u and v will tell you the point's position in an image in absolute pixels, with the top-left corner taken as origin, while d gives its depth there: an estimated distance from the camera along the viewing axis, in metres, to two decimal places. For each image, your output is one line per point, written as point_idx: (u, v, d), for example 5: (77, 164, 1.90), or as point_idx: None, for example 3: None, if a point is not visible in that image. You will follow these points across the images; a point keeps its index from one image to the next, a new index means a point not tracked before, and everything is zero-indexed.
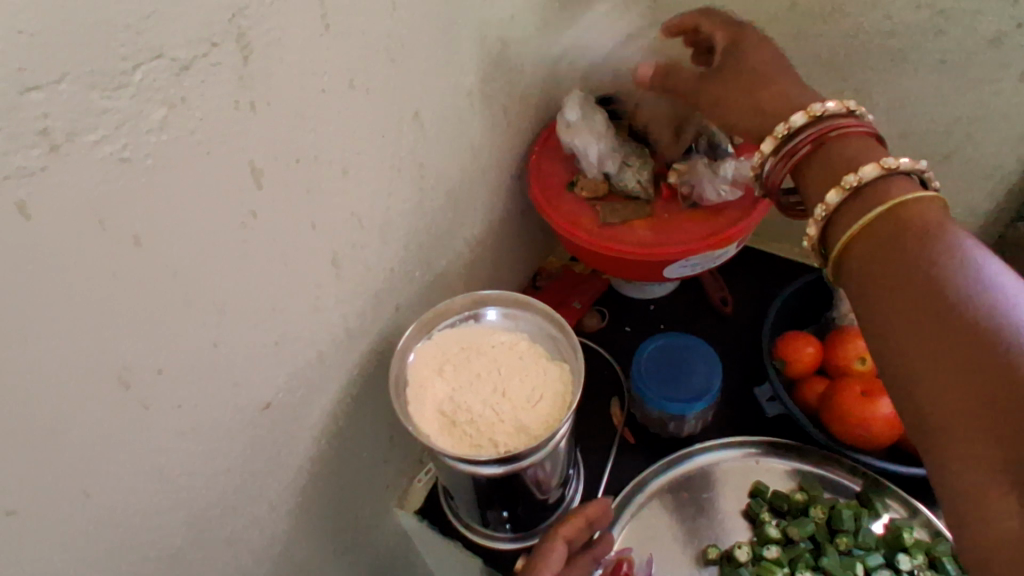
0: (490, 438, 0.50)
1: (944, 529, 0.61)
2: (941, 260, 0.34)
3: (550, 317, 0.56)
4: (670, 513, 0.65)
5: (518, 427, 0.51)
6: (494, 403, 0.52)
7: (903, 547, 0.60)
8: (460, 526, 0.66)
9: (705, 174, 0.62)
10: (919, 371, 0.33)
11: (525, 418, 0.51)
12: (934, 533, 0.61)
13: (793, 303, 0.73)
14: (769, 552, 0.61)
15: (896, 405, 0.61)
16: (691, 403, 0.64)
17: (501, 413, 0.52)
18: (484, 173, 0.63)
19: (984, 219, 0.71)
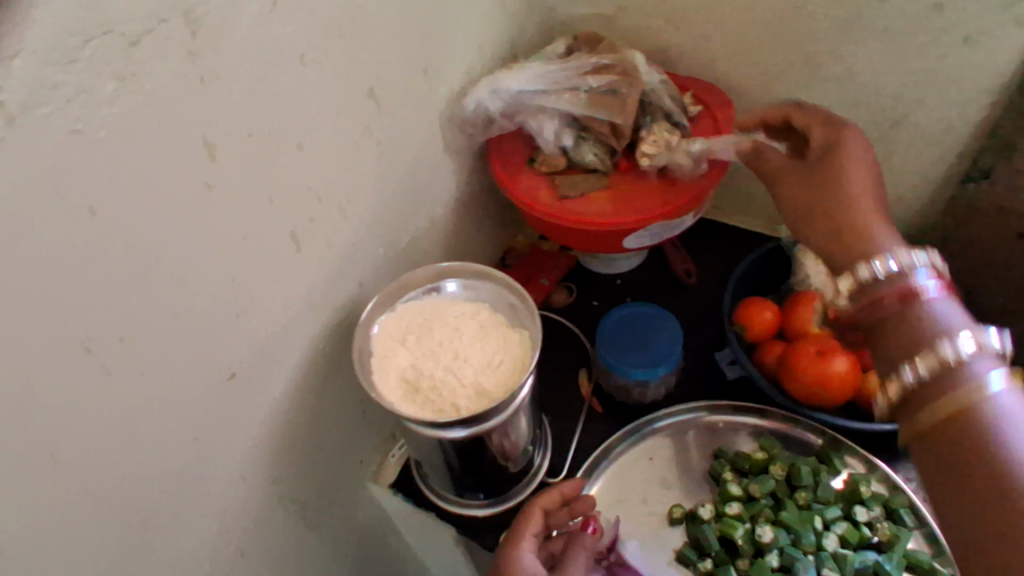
0: (452, 403, 0.52)
1: (901, 482, 0.64)
2: (978, 460, 0.39)
3: (510, 286, 0.58)
4: (637, 477, 0.67)
5: (479, 391, 0.53)
6: (455, 369, 0.54)
7: (860, 500, 0.62)
8: (432, 496, 0.67)
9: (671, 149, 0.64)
10: (968, 523, 0.39)
11: (487, 383, 0.53)
12: (891, 486, 0.64)
13: (754, 271, 0.75)
14: (730, 509, 0.63)
15: (851, 362, 0.63)
16: (655, 368, 0.67)
17: (463, 378, 0.53)
18: (445, 151, 0.65)
19: (939, 181, 0.70)
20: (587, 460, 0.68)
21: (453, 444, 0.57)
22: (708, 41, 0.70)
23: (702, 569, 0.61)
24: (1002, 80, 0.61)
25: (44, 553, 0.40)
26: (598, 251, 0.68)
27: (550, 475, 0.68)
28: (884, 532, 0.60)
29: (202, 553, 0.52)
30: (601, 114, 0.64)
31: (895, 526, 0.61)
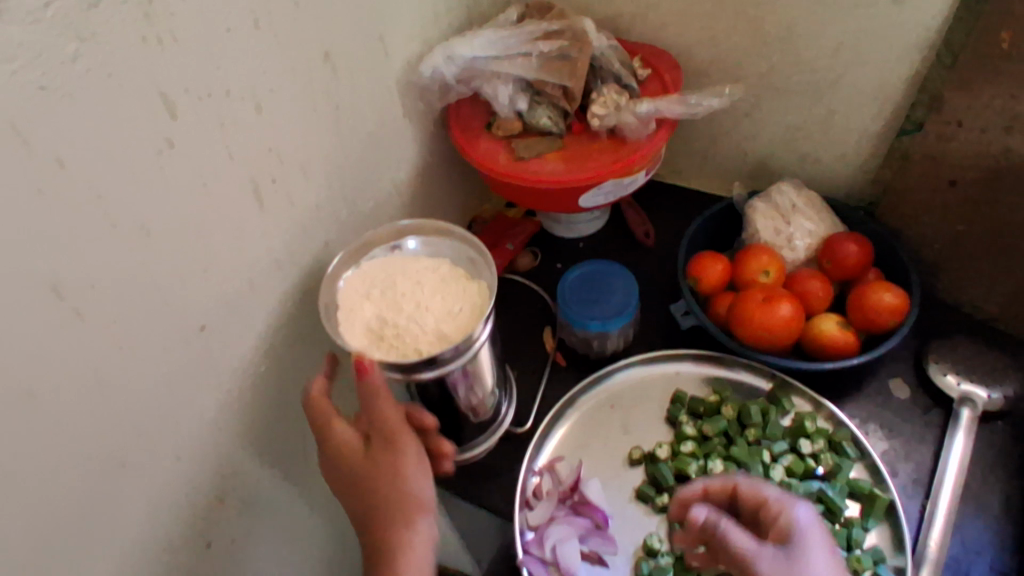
0: (415, 346, 0.55)
1: (845, 417, 0.67)
2: None
3: (471, 245, 0.62)
4: (598, 424, 0.71)
5: (440, 336, 0.56)
6: (417, 317, 0.57)
7: (805, 434, 0.66)
8: None
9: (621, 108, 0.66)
10: None
11: (447, 328, 0.56)
12: (835, 422, 0.67)
13: (707, 230, 0.79)
14: (684, 447, 0.67)
15: (794, 306, 0.67)
16: (610, 320, 0.70)
17: (424, 325, 0.56)
18: (404, 118, 0.67)
19: (875, 137, 0.74)
20: (551, 410, 0.71)
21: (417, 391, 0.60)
22: (655, 8, 0.73)
23: (660, 505, 0.65)
24: (929, 37, 0.64)
25: (29, 488, 0.43)
26: (556, 211, 0.71)
27: (516, 425, 0.72)
28: (826, 462, 0.65)
29: (181, 498, 0.55)
30: (552, 77, 0.67)
31: (838, 457, 0.65)
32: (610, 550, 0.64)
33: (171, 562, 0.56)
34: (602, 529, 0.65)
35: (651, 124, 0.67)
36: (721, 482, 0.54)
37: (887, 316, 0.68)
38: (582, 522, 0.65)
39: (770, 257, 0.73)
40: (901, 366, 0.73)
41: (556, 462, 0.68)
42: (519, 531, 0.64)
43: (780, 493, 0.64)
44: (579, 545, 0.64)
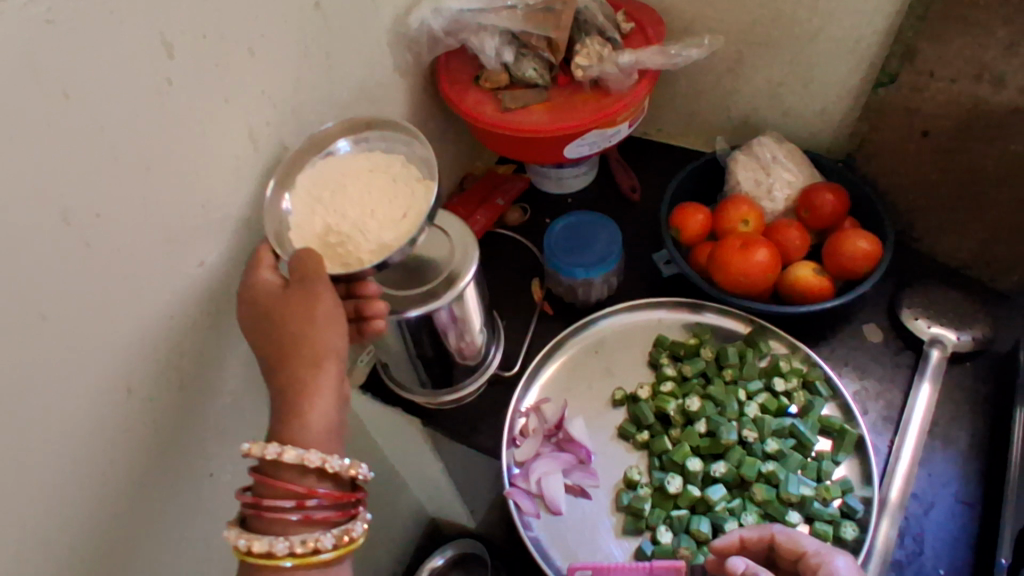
0: (356, 256, 0.56)
1: (818, 358, 0.70)
2: None
3: (415, 137, 0.60)
4: (583, 368, 0.74)
5: (382, 245, 0.56)
6: (361, 223, 0.57)
7: (780, 373, 0.69)
8: (398, 391, 0.74)
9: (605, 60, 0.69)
10: None
11: (388, 236, 0.56)
12: (809, 363, 0.70)
13: (690, 182, 0.81)
14: (664, 387, 0.70)
15: (770, 253, 0.70)
16: (595, 266, 0.73)
17: (367, 233, 0.57)
18: (395, 70, 0.70)
19: (855, 92, 0.76)
20: (538, 354, 0.74)
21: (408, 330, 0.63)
22: None
23: (640, 441, 0.68)
24: None
25: (38, 403, 0.46)
26: (542, 160, 0.73)
27: (503, 368, 0.75)
28: (799, 399, 0.68)
29: (181, 425, 0.58)
30: (538, 30, 0.69)
31: (811, 395, 0.68)
32: (593, 482, 0.67)
33: (162, 486, 0.60)
34: (586, 463, 0.68)
35: (634, 75, 0.70)
36: (747, 535, 0.56)
37: (861, 261, 0.71)
38: (565, 457, 0.68)
39: (749, 205, 0.75)
40: (877, 313, 0.75)
41: (543, 404, 0.71)
42: (506, 465, 0.67)
43: (754, 428, 0.66)
44: (563, 478, 0.67)
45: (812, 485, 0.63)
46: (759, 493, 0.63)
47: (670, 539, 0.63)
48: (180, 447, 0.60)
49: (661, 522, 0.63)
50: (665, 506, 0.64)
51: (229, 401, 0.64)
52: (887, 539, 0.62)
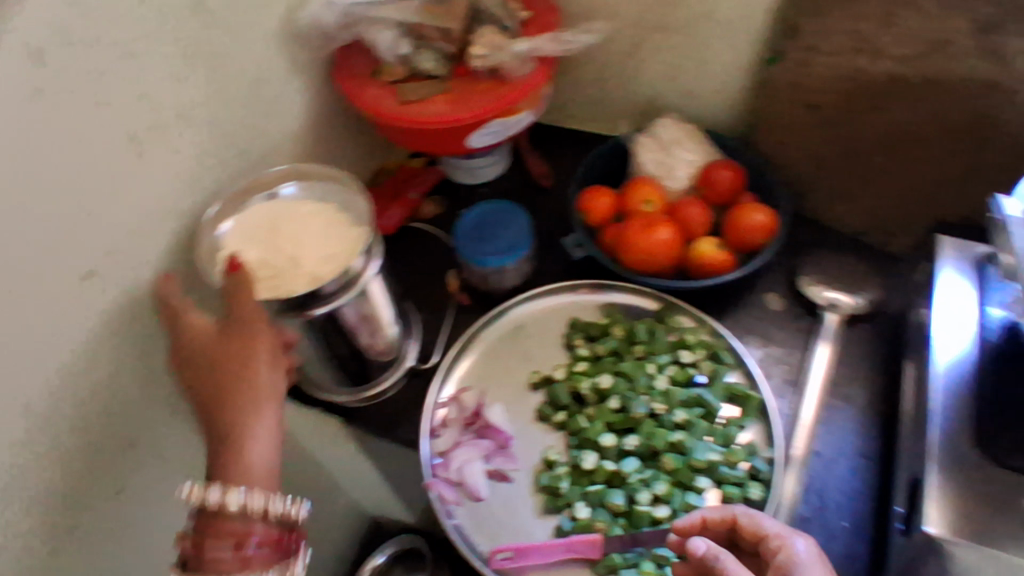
0: (288, 288, 0.58)
1: (722, 329, 0.73)
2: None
3: (352, 185, 0.64)
4: (500, 354, 0.75)
5: (314, 278, 0.59)
6: (294, 260, 0.60)
7: (687, 345, 0.72)
8: (313, 390, 0.73)
9: (501, 49, 0.69)
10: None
11: (321, 271, 0.59)
12: (715, 334, 0.73)
13: (598, 166, 0.84)
14: (579, 366, 0.72)
15: (672, 232, 0.72)
16: (505, 257, 0.74)
17: (301, 268, 0.59)
18: (291, 67, 0.69)
19: (746, 71, 0.79)
20: (455, 343, 0.75)
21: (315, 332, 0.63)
22: None
23: (556, 421, 0.70)
24: None
25: None
26: (447, 150, 0.74)
27: (421, 361, 0.76)
28: (705, 369, 0.70)
29: (82, 443, 0.56)
30: (433, 21, 0.70)
31: (717, 364, 0.71)
32: (511, 466, 0.68)
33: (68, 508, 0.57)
34: (505, 449, 0.69)
35: (532, 64, 0.70)
36: (715, 515, 0.56)
37: (756, 234, 0.75)
38: (485, 444, 0.69)
39: (650, 187, 0.78)
40: (778, 281, 0.79)
41: (462, 393, 0.72)
42: (426, 457, 0.68)
43: (663, 400, 0.68)
44: (484, 465, 0.68)
45: (719, 451, 0.66)
46: (669, 462, 0.65)
47: (587, 513, 0.64)
48: (86, 469, 0.58)
49: (578, 498, 0.65)
50: (582, 483, 0.66)
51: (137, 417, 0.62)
52: (791, 496, 0.65)
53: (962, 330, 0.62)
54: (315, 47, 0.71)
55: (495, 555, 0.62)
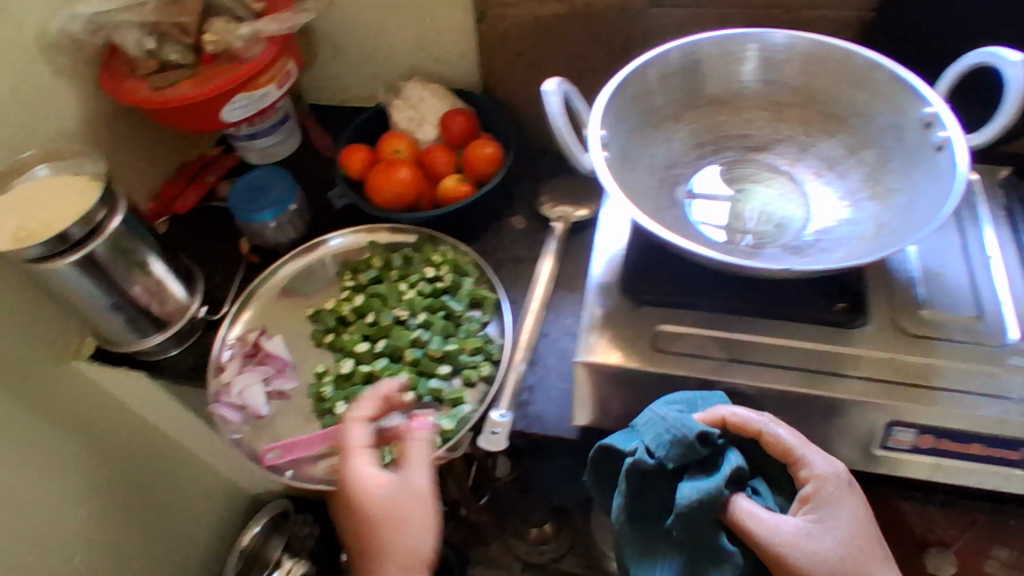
0: (44, 228, 0.70)
1: (477, 256, 0.85)
2: (386, 522, 0.61)
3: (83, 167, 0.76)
4: (282, 300, 0.87)
5: (51, 224, 0.71)
6: (27, 227, 0.71)
7: (453, 264, 0.85)
8: (139, 343, 0.82)
9: (220, 25, 0.83)
10: (405, 510, 0.61)
11: (63, 219, 0.71)
12: (472, 262, 0.85)
13: (370, 137, 0.98)
14: (345, 294, 0.84)
15: (460, 180, 0.89)
16: (269, 209, 0.86)
17: (48, 224, 0.71)
18: (59, 79, 0.80)
19: (474, 37, 0.93)
20: (236, 320, 0.84)
21: (106, 296, 0.76)
22: None
23: (328, 342, 0.81)
24: None
25: None
26: (349, 175, 0.90)
27: (212, 312, 0.87)
28: (448, 280, 0.83)
29: None
30: (173, 15, 0.83)
31: (457, 275, 0.84)
32: (288, 383, 0.80)
33: None
34: (284, 372, 0.81)
35: (279, 74, 0.86)
36: (757, 419, 0.59)
37: (489, 164, 0.88)
38: (264, 368, 0.80)
39: (399, 139, 0.91)
40: (525, 204, 0.92)
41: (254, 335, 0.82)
42: (212, 387, 0.78)
43: (408, 308, 0.81)
44: (264, 386, 0.79)
45: (458, 341, 0.79)
46: (409, 354, 0.78)
47: (342, 409, 0.75)
48: None
49: (338, 399, 0.76)
50: (345, 386, 0.77)
51: None
52: (513, 380, 0.74)
53: (612, 244, 0.72)
54: (78, 66, 0.82)
55: (266, 455, 0.74)
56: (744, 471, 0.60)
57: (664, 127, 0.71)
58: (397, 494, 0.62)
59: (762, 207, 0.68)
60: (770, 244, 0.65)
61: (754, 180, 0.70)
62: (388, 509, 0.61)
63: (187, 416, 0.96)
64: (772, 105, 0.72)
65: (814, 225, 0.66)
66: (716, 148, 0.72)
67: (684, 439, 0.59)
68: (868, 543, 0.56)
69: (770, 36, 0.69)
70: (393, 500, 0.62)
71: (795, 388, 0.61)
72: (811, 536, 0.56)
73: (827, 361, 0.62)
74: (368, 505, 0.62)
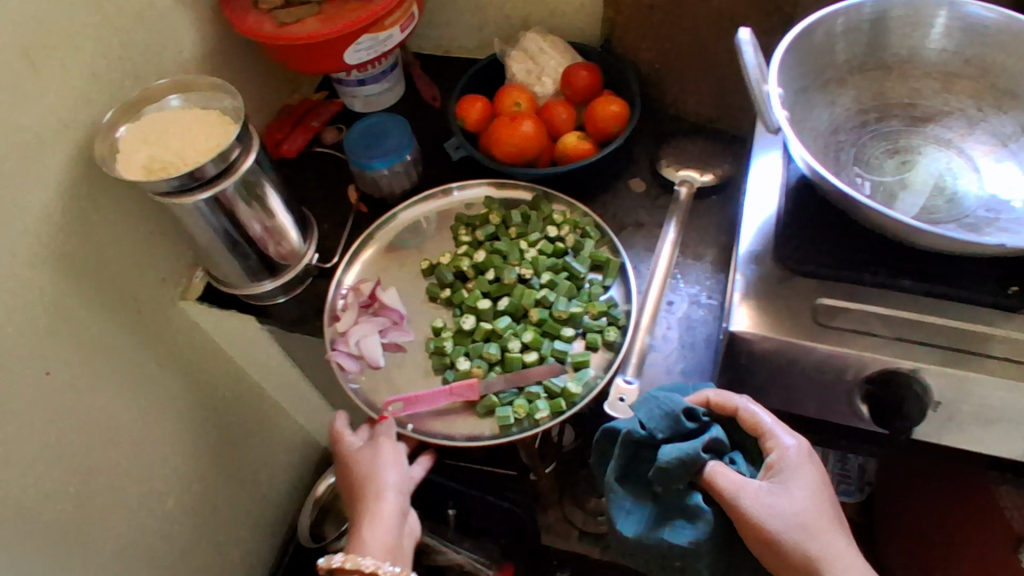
0: (178, 161, 0.68)
1: (598, 219, 0.82)
2: (374, 469, 0.71)
3: (210, 101, 0.74)
4: (394, 253, 0.85)
5: (185, 157, 0.68)
6: (159, 158, 0.68)
7: (575, 223, 0.82)
8: (251, 287, 0.81)
9: None
10: (366, 468, 0.71)
11: (196, 152, 0.69)
12: (593, 223, 0.82)
13: (483, 89, 0.95)
14: (461, 249, 0.82)
15: (581, 137, 0.85)
16: (388, 158, 0.83)
17: (182, 158, 0.68)
18: (183, 10, 0.77)
19: None
20: (348, 270, 0.83)
21: (228, 237, 0.74)
22: None
23: (444, 297, 0.80)
24: None
25: None
26: (466, 126, 0.88)
27: (324, 261, 0.85)
28: (569, 241, 0.81)
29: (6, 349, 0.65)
30: None
31: (579, 236, 0.81)
32: (405, 337, 0.78)
33: None
34: (399, 324, 0.79)
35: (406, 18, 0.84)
36: (734, 398, 0.63)
37: (614, 122, 0.84)
38: (380, 320, 0.78)
39: (519, 92, 0.88)
40: (644, 167, 0.89)
41: (364, 283, 0.81)
42: (328, 335, 0.77)
43: (531, 267, 0.80)
44: (380, 338, 0.78)
45: (582, 304, 0.77)
46: (535, 314, 0.77)
47: (465, 364, 0.74)
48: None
49: (460, 354, 0.75)
50: (465, 342, 0.76)
51: (48, 335, 0.69)
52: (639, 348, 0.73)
53: (752, 214, 0.70)
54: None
55: (387, 408, 0.73)
56: (722, 444, 0.63)
57: (827, 90, 0.68)
58: (379, 457, 0.71)
59: (929, 180, 0.64)
60: (944, 216, 0.61)
61: (923, 148, 0.66)
62: (365, 463, 0.71)
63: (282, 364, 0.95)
64: (943, 73, 0.68)
65: (992, 198, 0.62)
66: (881, 114, 0.68)
67: (671, 408, 0.62)
68: (822, 508, 0.59)
69: (967, 6, 0.65)
70: (359, 460, 0.72)
71: (966, 372, 0.58)
72: (775, 499, 0.59)
73: (1000, 346, 0.59)
74: (356, 459, 0.72)
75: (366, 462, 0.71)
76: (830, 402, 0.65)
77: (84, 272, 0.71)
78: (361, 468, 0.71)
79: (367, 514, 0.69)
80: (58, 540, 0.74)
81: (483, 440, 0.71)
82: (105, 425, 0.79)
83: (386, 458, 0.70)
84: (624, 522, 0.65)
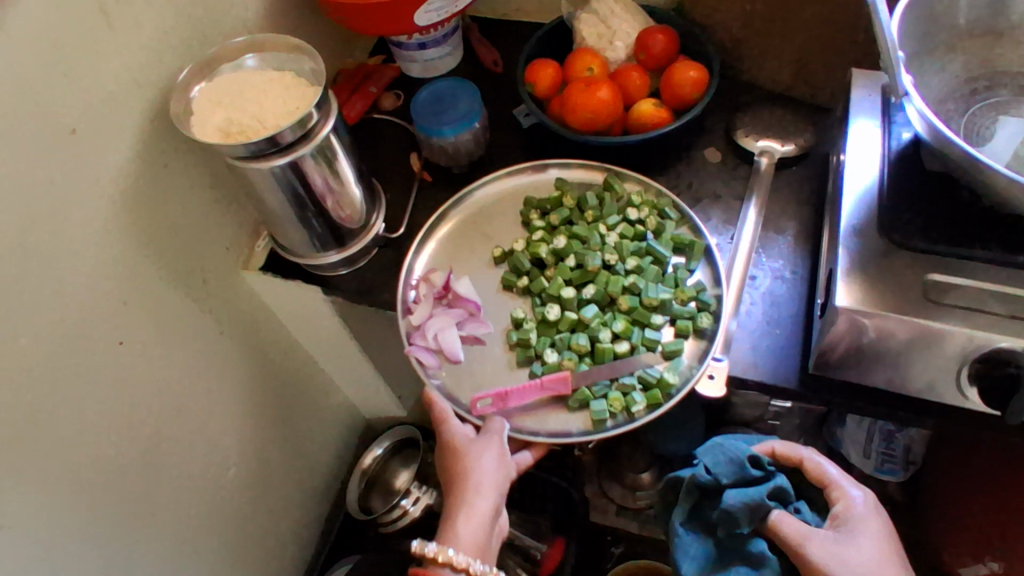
0: (255, 124, 0.65)
1: (677, 199, 0.79)
2: (476, 462, 0.68)
3: (285, 64, 0.71)
4: (464, 236, 0.82)
5: (262, 121, 0.65)
6: (236, 122, 0.65)
7: (656, 207, 0.79)
8: (317, 257, 0.79)
9: None
10: (469, 460, 0.68)
11: (274, 116, 0.66)
12: (674, 205, 0.79)
13: (551, 55, 0.91)
14: (536, 236, 0.79)
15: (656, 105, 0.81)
16: (455, 125, 0.80)
17: (259, 121, 0.65)
18: None
19: None
20: (418, 256, 0.80)
21: (298, 204, 0.72)
22: None
23: (522, 287, 0.78)
24: None
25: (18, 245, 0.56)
26: (536, 91, 0.85)
27: (390, 231, 0.83)
28: (651, 224, 0.78)
29: (82, 315, 0.64)
30: None
31: (660, 219, 0.78)
32: (483, 328, 0.75)
33: (67, 353, 0.63)
34: (475, 315, 0.76)
35: None
36: (796, 450, 0.68)
37: (692, 89, 0.81)
38: (457, 312, 0.76)
39: (591, 56, 0.84)
40: (718, 137, 0.86)
41: (433, 273, 0.78)
42: (404, 328, 0.75)
43: (614, 253, 0.77)
44: (458, 330, 0.75)
45: (671, 291, 0.74)
46: (625, 302, 0.74)
47: (553, 357, 0.72)
48: (73, 337, 0.63)
49: (545, 347, 0.73)
50: (549, 334, 0.75)
51: (122, 301, 0.68)
52: (729, 330, 0.70)
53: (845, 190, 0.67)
54: None
55: (476, 404, 0.71)
56: (786, 493, 0.66)
57: (933, 57, 0.65)
58: (481, 453, 0.68)
59: None
60: None
61: None
62: (464, 455, 0.69)
63: (340, 336, 0.93)
64: None
65: None
66: (989, 82, 0.65)
67: (735, 456, 0.68)
68: (892, 559, 0.60)
69: None
70: (462, 451, 0.69)
71: None
72: (843, 545, 0.60)
73: None
74: (457, 449, 0.69)
75: (471, 455, 0.68)
76: (929, 381, 0.63)
77: (155, 237, 0.69)
78: (462, 458, 0.69)
79: (463, 505, 0.68)
80: (130, 510, 0.74)
81: (573, 435, 0.69)
82: (172, 394, 0.77)
83: (491, 456, 0.68)
84: (687, 564, 0.70)
